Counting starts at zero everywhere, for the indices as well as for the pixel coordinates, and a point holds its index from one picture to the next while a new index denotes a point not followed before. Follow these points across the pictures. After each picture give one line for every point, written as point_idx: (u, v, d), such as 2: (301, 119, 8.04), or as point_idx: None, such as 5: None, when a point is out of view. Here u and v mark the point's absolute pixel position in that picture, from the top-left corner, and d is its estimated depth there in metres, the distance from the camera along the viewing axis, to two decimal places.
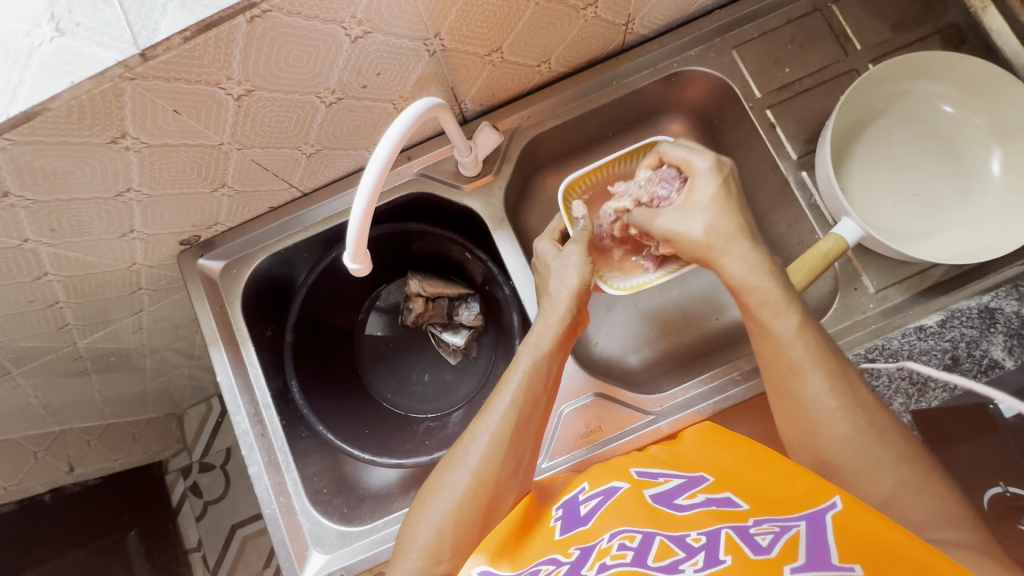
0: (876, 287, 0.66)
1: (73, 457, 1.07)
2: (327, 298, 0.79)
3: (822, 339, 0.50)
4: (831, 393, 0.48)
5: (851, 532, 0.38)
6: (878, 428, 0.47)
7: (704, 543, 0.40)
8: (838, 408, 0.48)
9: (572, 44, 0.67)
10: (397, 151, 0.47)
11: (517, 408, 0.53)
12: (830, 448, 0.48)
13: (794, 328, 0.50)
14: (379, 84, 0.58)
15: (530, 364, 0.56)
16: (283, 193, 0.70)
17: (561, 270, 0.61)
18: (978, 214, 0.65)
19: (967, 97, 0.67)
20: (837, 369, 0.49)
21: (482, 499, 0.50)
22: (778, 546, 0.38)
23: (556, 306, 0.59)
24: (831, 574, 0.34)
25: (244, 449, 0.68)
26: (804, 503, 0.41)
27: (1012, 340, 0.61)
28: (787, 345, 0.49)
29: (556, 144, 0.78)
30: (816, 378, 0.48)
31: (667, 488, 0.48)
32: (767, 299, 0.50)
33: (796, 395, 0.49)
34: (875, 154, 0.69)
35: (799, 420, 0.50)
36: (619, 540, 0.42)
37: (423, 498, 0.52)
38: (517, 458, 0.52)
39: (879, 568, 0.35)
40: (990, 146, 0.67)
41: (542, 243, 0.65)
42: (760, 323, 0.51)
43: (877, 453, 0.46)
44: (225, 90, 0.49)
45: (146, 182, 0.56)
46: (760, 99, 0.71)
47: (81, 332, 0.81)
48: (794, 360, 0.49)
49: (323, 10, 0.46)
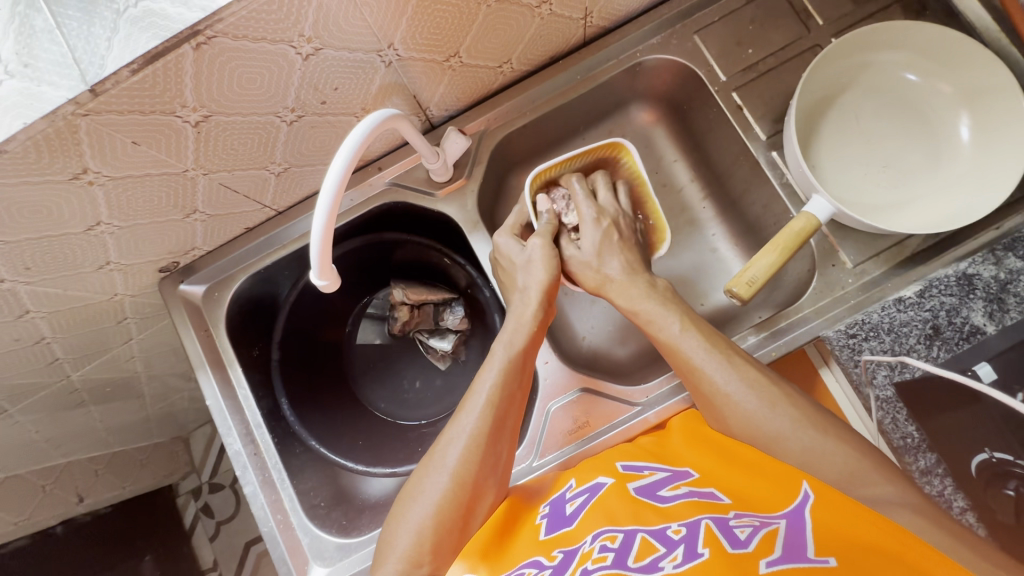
0: (854, 262, 0.65)
1: (82, 487, 1.08)
2: (311, 313, 0.80)
3: (710, 335, 0.55)
4: (737, 385, 0.52)
5: (824, 526, 0.40)
6: (776, 399, 0.51)
7: (683, 535, 0.41)
8: (742, 390, 0.51)
9: (531, 42, 0.67)
10: (350, 169, 0.47)
11: (492, 402, 0.53)
12: (736, 423, 0.52)
13: (679, 332, 0.56)
14: (338, 98, 0.58)
15: (500, 360, 0.56)
16: (257, 214, 0.70)
17: (524, 262, 0.62)
18: (949, 183, 0.65)
19: (933, 64, 0.67)
20: (728, 360, 0.53)
21: (462, 499, 0.49)
22: (755, 540, 0.39)
23: (517, 306, 0.60)
24: (806, 566, 0.36)
25: (238, 470, 0.69)
26: (777, 504, 0.44)
27: (992, 305, 0.61)
28: (676, 347, 0.55)
29: (527, 142, 0.78)
30: (711, 372, 0.53)
31: (650, 483, 0.49)
32: (650, 317, 0.58)
33: (700, 389, 0.54)
34: (843, 130, 0.69)
35: (714, 412, 0.54)
36: (601, 542, 0.43)
37: (403, 500, 0.51)
38: (493, 452, 0.52)
39: (851, 558, 0.37)
40: (957, 111, 0.66)
41: (501, 236, 0.66)
42: (653, 334, 0.58)
43: (777, 425, 0.50)
44: (181, 117, 0.50)
45: (116, 214, 0.57)
46: (725, 82, 0.71)
47: (72, 365, 0.82)
48: (688, 361, 0.54)
49: (269, 31, 0.46)
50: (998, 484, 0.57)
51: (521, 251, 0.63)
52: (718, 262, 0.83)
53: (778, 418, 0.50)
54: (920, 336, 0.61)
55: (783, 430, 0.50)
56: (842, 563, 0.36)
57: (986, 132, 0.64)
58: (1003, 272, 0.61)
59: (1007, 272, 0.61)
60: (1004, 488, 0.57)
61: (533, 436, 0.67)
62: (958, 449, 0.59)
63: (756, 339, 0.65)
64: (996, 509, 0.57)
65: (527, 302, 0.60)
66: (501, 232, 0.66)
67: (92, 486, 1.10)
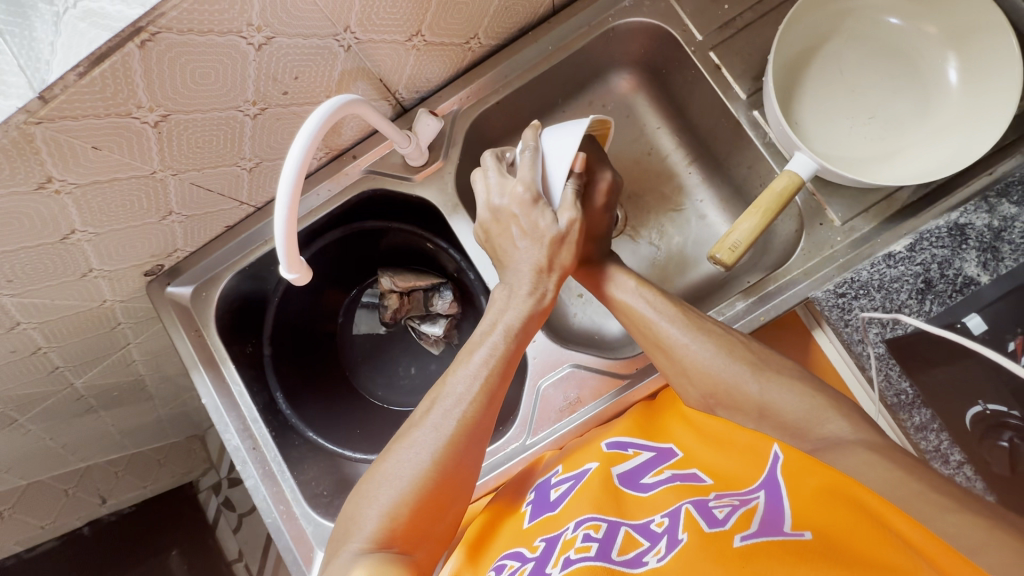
0: (841, 220, 0.64)
1: (104, 489, 1.12)
2: (301, 307, 0.80)
3: (664, 294, 0.60)
4: (693, 337, 0.55)
5: (800, 494, 0.43)
6: (726, 346, 0.55)
7: (666, 527, 0.44)
8: (691, 341, 0.55)
9: (497, 15, 0.65)
10: (302, 179, 0.47)
11: (481, 381, 0.53)
12: (693, 372, 0.55)
13: (634, 288, 0.60)
14: (300, 87, 0.57)
15: (497, 340, 0.56)
16: (236, 211, 0.70)
17: (555, 238, 0.57)
18: (939, 129, 0.63)
19: (915, 5, 0.64)
20: (684, 314, 0.57)
21: (441, 483, 0.50)
22: (732, 518, 0.42)
23: (519, 287, 0.58)
24: (781, 539, 0.39)
25: (238, 464, 0.70)
26: (753, 477, 0.47)
27: (986, 255, 0.59)
28: (633, 304, 0.59)
29: (504, 120, 0.77)
30: (669, 324, 0.56)
31: (633, 469, 0.53)
32: (607, 276, 0.62)
33: (658, 340, 0.57)
34: (827, 83, 0.67)
35: (673, 365, 0.56)
36: (584, 530, 0.45)
37: (374, 469, 0.51)
38: (474, 439, 0.52)
39: (826, 528, 0.39)
40: (945, 54, 0.63)
41: (524, 197, 0.58)
42: (609, 296, 0.62)
43: (734, 370, 0.53)
44: (139, 118, 0.49)
45: (89, 221, 0.57)
46: (702, 42, 0.69)
47: (75, 373, 0.83)
48: (644, 316, 0.58)
49: (215, 22, 0.45)
50: (992, 435, 0.57)
51: (554, 224, 0.57)
52: (708, 229, 0.81)
53: (732, 364, 0.53)
54: (911, 292, 0.60)
55: (747, 381, 0.52)
56: (817, 533, 0.39)
57: (976, 72, 0.61)
58: (996, 219, 0.59)
59: (1001, 219, 0.59)
60: (998, 438, 0.56)
61: (524, 415, 0.67)
62: (952, 402, 0.58)
63: (744, 305, 0.64)
64: (991, 461, 0.57)
65: (535, 286, 0.58)
66: (518, 187, 0.58)
67: (114, 487, 1.14)
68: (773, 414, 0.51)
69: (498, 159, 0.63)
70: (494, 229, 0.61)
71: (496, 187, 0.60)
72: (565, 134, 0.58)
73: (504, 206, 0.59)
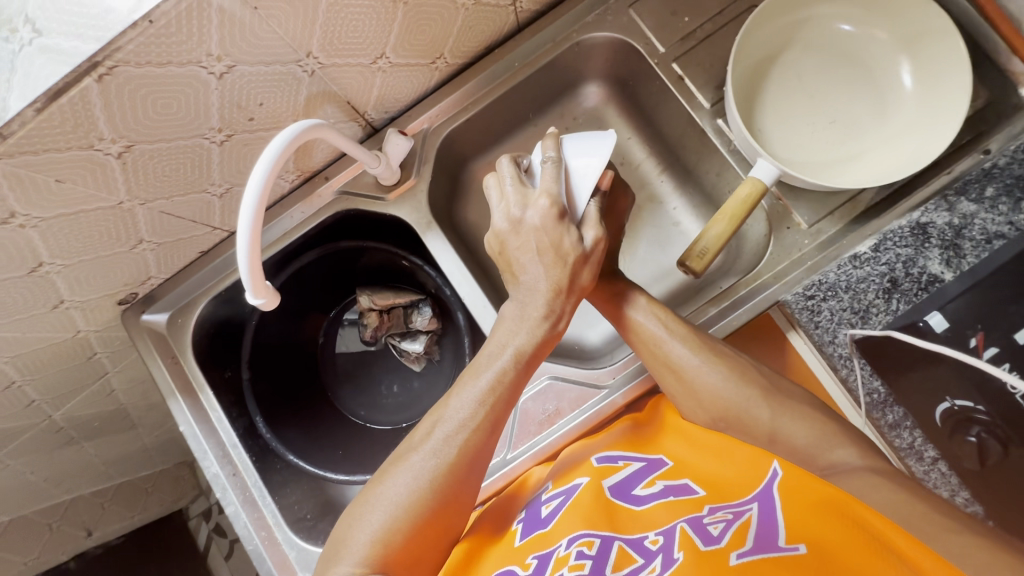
0: (808, 223, 0.65)
1: (89, 521, 1.11)
2: (279, 329, 0.80)
3: (672, 313, 0.61)
4: (702, 359, 0.57)
5: (795, 509, 0.44)
6: (737, 371, 0.56)
7: (660, 545, 0.45)
8: (702, 364, 0.56)
9: (461, 35, 0.66)
10: (262, 208, 0.47)
11: (481, 410, 0.53)
12: (704, 395, 0.56)
13: (644, 307, 0.61)
14: (266, 113, 0.57)
15: (505, 365, 0.55)
16: (209, 237, 0.70)
17: (579, 256, 0.56)
18: (897, 131, 0.64)
19: (868, 12, 0.66)
20: (692, 335, 0.59)
21: (433, 503, 0.50)
22: (727, 535, 0.43)
23: (533, 306, 0.56)
24: (776, 555, 0.40)
25: (217, 491, 0.69)
26: (751, 486, 0.48)
27: (948, 252, 0.60)
28: (642, 323, 0.60)
29: (474, 136, 0.78)
30: (679, 345, 0.58)
31: (624, 480, 0.53)
32: (615, 296, 0.63)
33: (667, 360, 0.58)
34: (787, 89, 0.68)
35: (682, 385, 0.57)
36: (578, 547, 0.46)
37: (367, 491, 0.52)
38: (474, 463, 0.52)
39: (819, 542, 0.41)
40: (898, 58, 0.65)
41: (550, 211, 0.56)
42: (616, 314, 0.62)
43: (743, 394, 0.55)
44: (102, 150, 0.49)
45: (56, 254, 0.57)
46: (665, 54, 0.70)
47: (52, 406, 0.83)
48: (654, 336, 0.59)
49: (174, 54, 0.46)
50: (961, 430, 0.57)
51: (580, 242, 0.56)
52: (682, 236, 0.82)
53: (741, 389, 0.55)
54: (878, 291, 0.60)
55: (757, 406, 0.54)
56: (811, 548, 0.40)
57: (928, 75, 0.63)
58: (956, 217, 0.60)
59: (961, 217, 0.60)
60: (967, 434, 0.57)
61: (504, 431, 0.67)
62: (921, 399, 0.59)
63: (717, 310, 0.65)
64: (962, 455, 0.57)
65: (549, 307, 0.56)
66: (544, 201, 0.56)
67: (100, 518, 1.13)
68: (784, 440, 0.53)
69: (515, 165, 0.61)
70: (510, 241, 0.58)
71: (516, 196, 0.58)
72: (590, 153, 0.59)
73: (525, 219, 0.57)
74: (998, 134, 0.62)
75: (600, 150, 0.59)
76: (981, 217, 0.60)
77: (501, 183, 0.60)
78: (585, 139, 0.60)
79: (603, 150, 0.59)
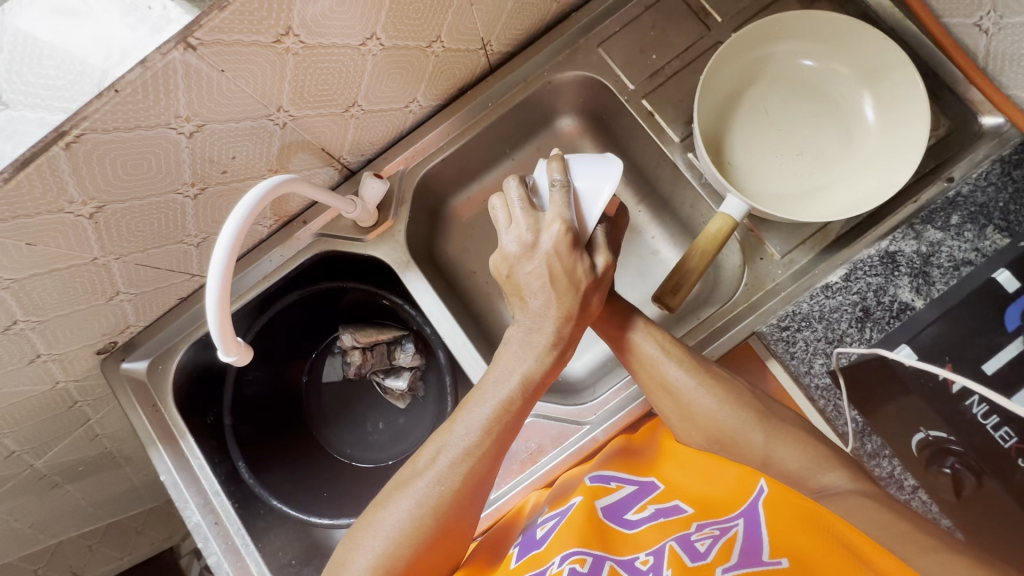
0: (781, 253, 0.66)
1: (76, 566, 1.10)
2: (261, 371, 0.79)
3: (666, 335, 0.60)
4: (696, 378, 0.56)
5: (778, 523, 0.45)
6: (732, 394, 0.56)
7: (651, 565, 0.46)
8: (698, 387, 0.56)
9: (433, 78, 0.68)
10: (233, 263, 0.48)
11: (458, 453, 0.52)
12: (699, 417, 0.56)
13: (640, 327, 0.60)
14: (239, 166, 0.58)
15: (512, 393, 0.54)
16: (188, 284, 0.69)
17: (591, 283, 0.57)
18: (863, 162, 0.66)
19: (827, 48, 0.67)
20: (688, 355, 0.58)
21: (432, 530, 0.51)
22: (714, 550, 0.44)
23: (541, 332, 0.56)
24: (760, 569, 0.42)
25: (199, 542, 0.68)
26: (740, 503, 0.49)
27: (918, 280, 0.60)
28: (638, 344, 0.59)
29: (451, 173, 0.79)
30: (673, 366, 0.57)
31: (617, 502, 0.54)
32: (613, 315, 0.62)
33: (663, 382, 0.57)
34: (755, 123, 0.70)
35: (678, 407, 0.57)
36: (570, 564, 0.46)
37: (370, 514, 0.53)
38: (477, 490, 0.53)
39: (801, 555, 0.42)
40: (861, 91, 0.67)
41: (564, 237, 0.56)
42: (612, 335, 0.61)
43: (738, 418, 0.55)
44: (73, 213, 0.50)
45: (31, 311, 0.57)
46: (634, 90, 0.71)
47: (33, 455, 0.82)
48: (649, 358, 0.58)
49: (142, 118, 0.46)
50: (938, 461, 0.57)
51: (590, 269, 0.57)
52: (661, 265, 0.83)
53: (735, 412, 0.55)
54: (850, 320, 0.61)
55: (751, 429, 0.54)
56: (793, 562, 0.42)
57: (890, 107, 0.65)
58: (924, 245, 0.61)
59: (928, 245, 0.61)
60: (943, 465, 0.57)
61: None
62: (898, 432, 0.59)
63: (693, 343, 0.66)
64: (937, 487, 0.58)
65: (557, 333, 0.56)
66: (557, 227, 0.56)
67: (87, 562, 1.12)
68: (776, 463, 0.53)
69: (522, 186, 0.60)
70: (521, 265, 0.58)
71: (526, 221, 0.58)
72: (599, 178, 0.59)
73: (536, 245, 0.57)
74: (961, 162, 0.63)
75: (608, 176, 0.59)
76: (948, 244, 0.60)
77: (510, 206, 0.59)
78: (593, 162, 0.60)
79: (610, 175, 0.59)
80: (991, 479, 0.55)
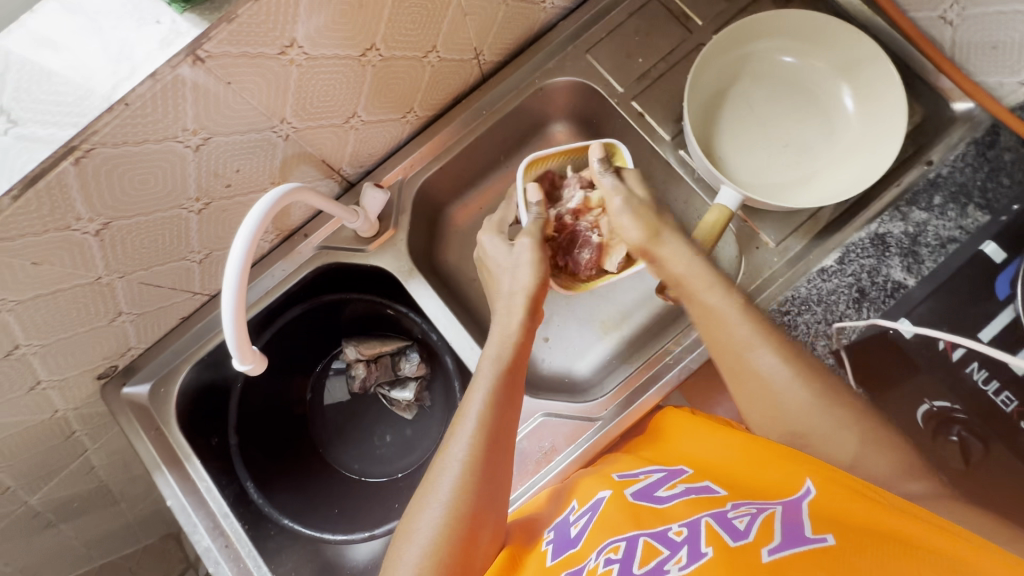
0: (775, 241, 0.68)
1: None
2: (265, 389, 0.78)
3: (760, 315, 0.54)
4: (786, 367, 0.52)
5: (821, 507, 0.44)
6: (822, 389, 0.52)
7: (685, 536, 0.44)
8: (791, 376, 0.52)
9: (428, 88, 0.69)
10: (247, 269, 0.48)
11: (473, 451, 0.52)
12: (783, 412, 0.53)
13: (732, 303, 0.55)
14: (243, 179, 0.58)
15: (489, 376, 0.56)
16: (190, 303, 0.69)
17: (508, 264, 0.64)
18: (846, 151, 0.69)
19: (804, 45, 0.71)
20: (784, 341, 0.53)
21: (461, 531, 0.49)
22: (754, 529, 0.43)
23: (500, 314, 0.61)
24: (804, 547, 0.40)
25: (210, 566, 0.66)
26: (783, 491, 0.47)
27: (908, 259, 0.63)
28: (733, 322, 0.54)
29: (449, 182, 0.80)
30: (766, 351, 0.53)
31: (646, 486, 0.53)
32: (705, 283, 0.56)
33: (751, 368, 0.53)
34: (741, 118, 0.72)
35: (762, 396, 0.53)
36: (605, 555, 0.45)
37: (402, 531, 0.51)
38: (494, 486, 0.52)
39: (847, 533, 0.41)
40: (839, 84, 0.70)
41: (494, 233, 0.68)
42: (700, 305, 0.56)
43: (825, 419, 0.51)
44: (80, 230, 0.50)
45: (33, 335, 0.56)
46: (623, 93, 0.74)
47: (28, 491, 0.79)
48: (738, 341, 0.54)
49: (150, 131, 0.47)
50: (945, 430, 0.58)
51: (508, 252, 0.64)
52: None
53: (826, 415, 0.51)
54: (848, 301, 0.63)
55: (841, 431, 0.51)
56: (839, 539, 0.40)
57: (868, 98, 0.68)
58: (911, 226, 0.64)
59: (915, 225, 0.64)
60: (950, 433, 0.58)
61: None
62: (903, 405, 0.60)
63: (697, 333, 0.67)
64: (946, 457, 0.58)
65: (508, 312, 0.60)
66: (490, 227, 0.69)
67: None
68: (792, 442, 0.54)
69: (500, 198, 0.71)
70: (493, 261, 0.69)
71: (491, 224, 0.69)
72: None
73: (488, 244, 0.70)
74: (938, 145, 0.67)
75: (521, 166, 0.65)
76: (933, 224, 0.63)
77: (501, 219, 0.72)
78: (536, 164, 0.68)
79: None
80: (997, 443, 0.57)
